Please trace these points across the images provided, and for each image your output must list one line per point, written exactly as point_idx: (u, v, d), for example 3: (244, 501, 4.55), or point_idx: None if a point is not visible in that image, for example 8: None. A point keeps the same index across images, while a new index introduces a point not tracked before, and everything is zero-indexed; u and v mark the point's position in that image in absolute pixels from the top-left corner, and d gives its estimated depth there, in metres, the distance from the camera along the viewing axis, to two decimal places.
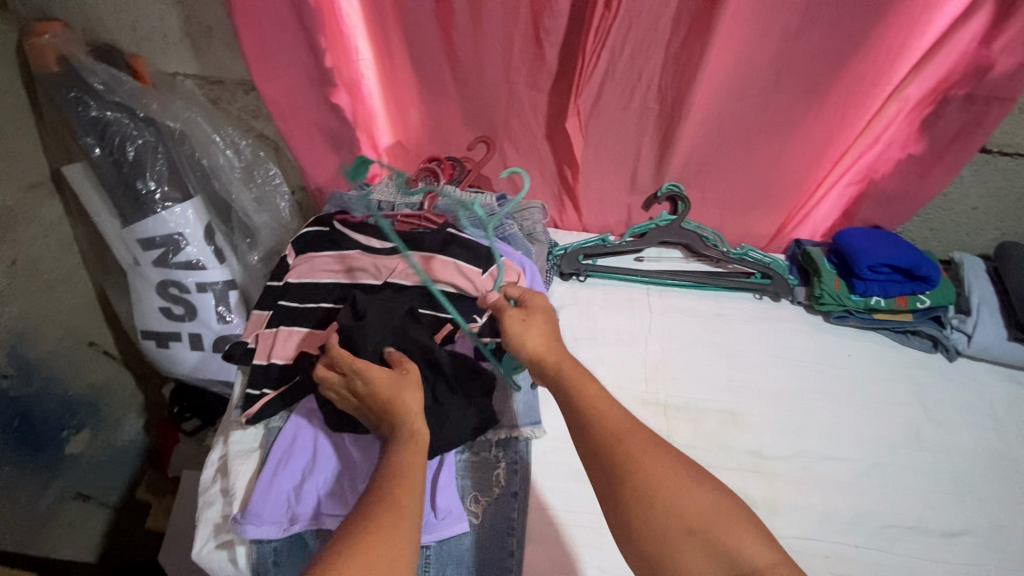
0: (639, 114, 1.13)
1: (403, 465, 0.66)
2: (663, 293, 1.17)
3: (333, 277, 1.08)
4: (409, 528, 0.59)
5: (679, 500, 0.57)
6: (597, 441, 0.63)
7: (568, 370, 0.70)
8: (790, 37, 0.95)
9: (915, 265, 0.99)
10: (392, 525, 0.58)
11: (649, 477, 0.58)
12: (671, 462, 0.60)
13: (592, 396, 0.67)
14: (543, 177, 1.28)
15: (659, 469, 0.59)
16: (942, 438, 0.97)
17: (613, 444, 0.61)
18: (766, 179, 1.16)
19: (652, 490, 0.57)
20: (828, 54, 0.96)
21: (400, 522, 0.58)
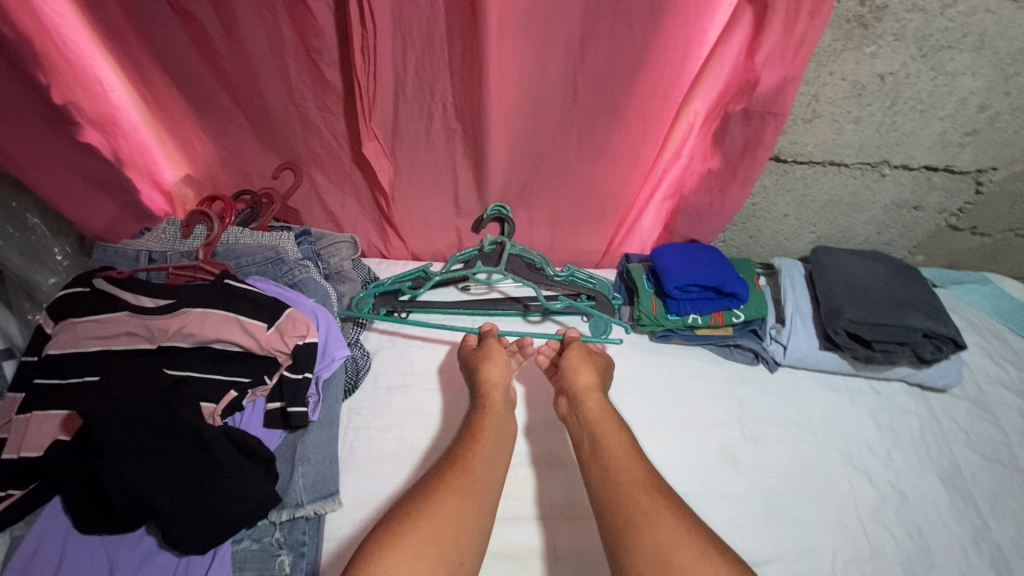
0: (444, 135, 1.04)
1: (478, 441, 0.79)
2: (486, 325, 1.12)
3: (102, 345, 0.94)
4: (472, 495, 0.71)
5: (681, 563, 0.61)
6: (620, 494, 0.71)
7: (600, 419, 0.83)
8: (575, 48, 0.88)
9: (721, 284, 0.95)
10: (461, 491, 0.71)
11: (659, 535, 0.64)
12: (687, 514, 0.67)
13: (621, 452, 0.77)
14: (360, 205, 1.17)
15: (669, 528, 0.65)
16: (757, 457, 0.95)
17: (636, 498, 0.69)
18: (587, 195, 1.10)
19: (675, 537, 0.63)
20: (615, 65, 0.89)
21: (468, 481, 0.73)
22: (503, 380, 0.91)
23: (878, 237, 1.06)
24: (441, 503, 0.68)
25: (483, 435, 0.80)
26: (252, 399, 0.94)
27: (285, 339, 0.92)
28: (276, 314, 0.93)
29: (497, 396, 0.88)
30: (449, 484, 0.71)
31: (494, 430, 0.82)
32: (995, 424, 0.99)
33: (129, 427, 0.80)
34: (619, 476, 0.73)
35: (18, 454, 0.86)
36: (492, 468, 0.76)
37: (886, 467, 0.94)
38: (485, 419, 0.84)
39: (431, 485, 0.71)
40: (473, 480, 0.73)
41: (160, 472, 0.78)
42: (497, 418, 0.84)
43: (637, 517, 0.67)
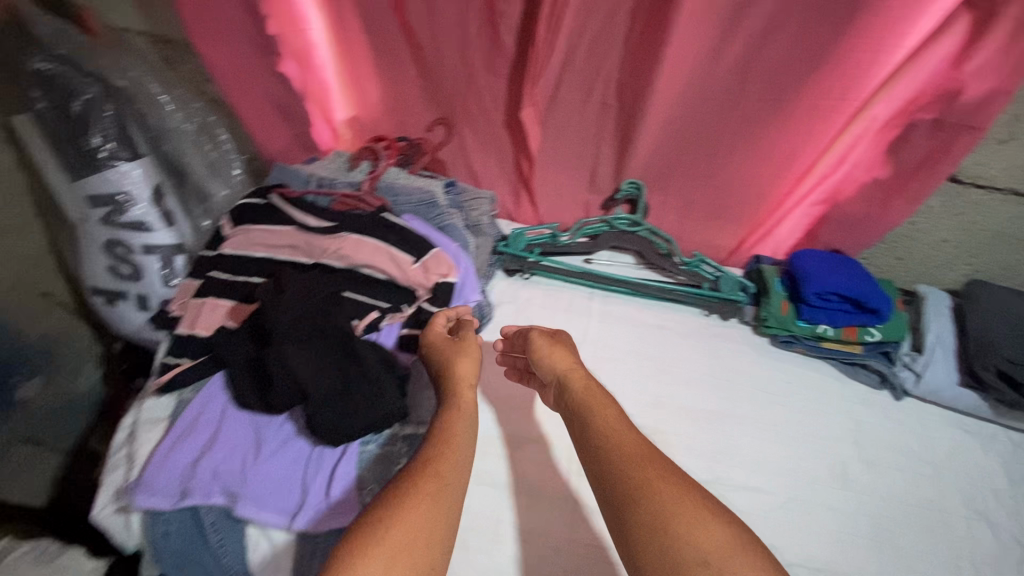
0: (598, 110, 1.07)
1: (448, 437, 0.72)
2: (606, 300, 1.12)
3: (267, 252, 1.05)
4: (443, 503, 0.63)
5: (694, 532, 0.56)
6: (618, 469, 0.65)
7: (586, 399, 0.76)
8: (755, 41, 0.89)
9: (864, 297, 0.94)
10: (431, 496, 0.63)
11: (663, 511, 0.58)
12: (690, 487, 0.61)
13: (614, 426, 0.70)
14: (501, 167, 1.23)
15: (671, 499, 0.59)
16: (870, 479, 0.92)
17: (631, 471, 0.63)
18: (729, 191, 1.09)
19: (689, 513, 0.57)
20: (795, 63, 0.89)
21: (438, 485, 0.65)
22: (469, 380, 0.83)
23: None
24: (411, 509, 0.61)
25: (457, 437, 0.73)
26: (389, 322, 1.01)
27: (428, 275, 1.00)
28: (425, 249, 1.01)
29: (469, 398, 0.81)
30: (420, 490, 0.63)
31: (462, 433, 0.74)
32: None
33: (297, 324, 0.90)
34: (618, 451, 0.67)
35: (191, 330, 1.00)
36: (460, 475, 0.68)
37: (1015, 521, 0.88)
38: (456, 421, 0.75)
39: (400, 488, 0.64)
40: (444, 487, 0.65)
41: (318, 367, 0.88)
42: (466, 424, 0.76)
43: (638, 492, 0.61)
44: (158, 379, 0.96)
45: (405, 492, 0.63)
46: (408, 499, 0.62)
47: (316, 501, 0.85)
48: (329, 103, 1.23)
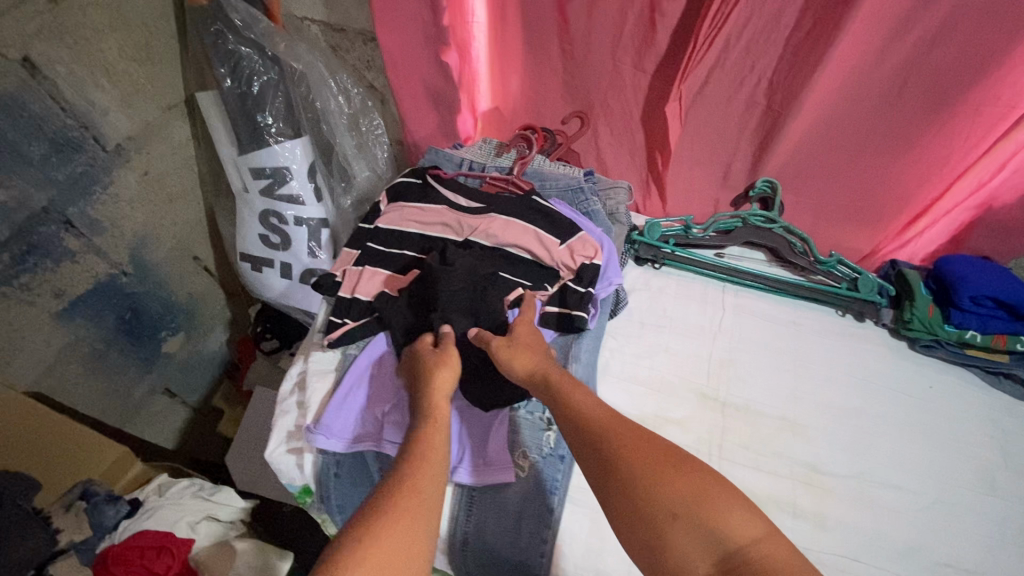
0: (743, 108, 1.10)
1: (424, 444, 0.68)
2: (738, 293, 1.15)
3: (421, 228, 1.13)
4: (427, 508, 0.59)
5: (666, 484, 0.57)
6: (587, 437, 0.64)
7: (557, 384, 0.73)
8: (923, 44, 0.89)
9: (1022, 303, 0.93)
10: (412, 513, 0.57)
11: (638, 471, 0.58)
12: (659, 442, 0.62)
13: (582, 395, 0.69)
14: (633, 160, 1.28)
15: (640, 453, 0.60)
16: (1020, 488, 0.91)
17: (607, 435, 0.63)
18: (871, 194, 1.11)
19: (666, 466, 0.58)
20: (962, 67, 0.89)
21: (419, 501, 0.59)
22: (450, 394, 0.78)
23: None
24: (392, 526, 0.55)
25: (437, 447, 0.68)
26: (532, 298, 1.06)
27: (575, 257, 1.04)
28: (571, 232, 1.06)
29: (448, 407, 0.76)
30: (399, 509, 0.57)
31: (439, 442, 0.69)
32: None
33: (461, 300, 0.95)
34: (579, 421, 0.66)
35: (352, 294, 1.07)
36: (439, 486, 0.63)
37: None
38: (433, 433, 0.70)
39: (375, 507, 0.57)
40: (427, 504, 0.59)
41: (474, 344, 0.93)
42: (440, 430, 0.71)
43: (608, 456, 0.61)
44: (327, 335, 1.04)
45: (387, 501, 0.58)
46: (382, 511, 0.56)
47: (474, 459, 0.92)
48: (476, 93, 1.32)
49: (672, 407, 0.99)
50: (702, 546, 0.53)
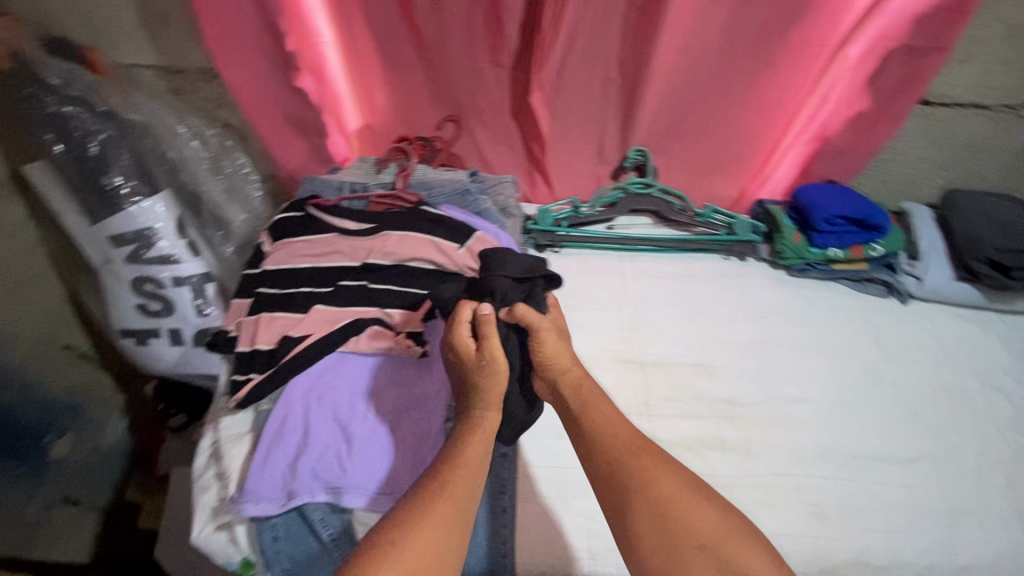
0: (601, 85, 1.16)
1: (467, 450, 0.77)
2: (636, 259, 1.21)
3: (313, 262, 1.08)
4: (461, 512, 0.70)
5: (690, 518, 0.68)
6: (613, 455, 0.74)
7: (586, 399, 0.80)
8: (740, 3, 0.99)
9: (866, 215, 1.06)
10: (446, 516, 0.69)
11: (657, 497, 0.70)
12: (672, 470, 0.73)
13: (609, 411, 0.78)
14: (512, 151, 1.30)
15: (666, 484, 0.71)
16: (898, 374, 1.03)
17: (626, 458, 0.73)
18: (728, 144, 1.21)
19: (673, 492, 0.70)
20: (776, 18, 1.00)
21: (452, 508, 0.70)
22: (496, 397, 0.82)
23: (1010, 180, 1.14)
24: (422, 531, 0.67)
25: (477, 460, 0.76)
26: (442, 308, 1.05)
27: (478, 257, 1.05)
28: (468, 234, 1.07)
29: (493, 417, 0.82)
30: (435, 513, 0.69)
31: (476, 447, 0.78)
32: None
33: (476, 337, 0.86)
34: (603, 437, 0.76)
35: (252, 346, 1.01)
36: (473, 491, 0.73)
37: (1019, 386, 1.02)
38: (473, 444, 0.78)
39: (409, 513, 0.69)
40: (459, 508, 0.71)
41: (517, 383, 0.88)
42: (483, 441, 0.79)
43: (625, 474, 0.72)
44: (232, 397, 0.97)
45: (427, 507, 0.69)
46: (423, 519, 0.68)
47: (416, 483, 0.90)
48: (342, 113, 1.27)
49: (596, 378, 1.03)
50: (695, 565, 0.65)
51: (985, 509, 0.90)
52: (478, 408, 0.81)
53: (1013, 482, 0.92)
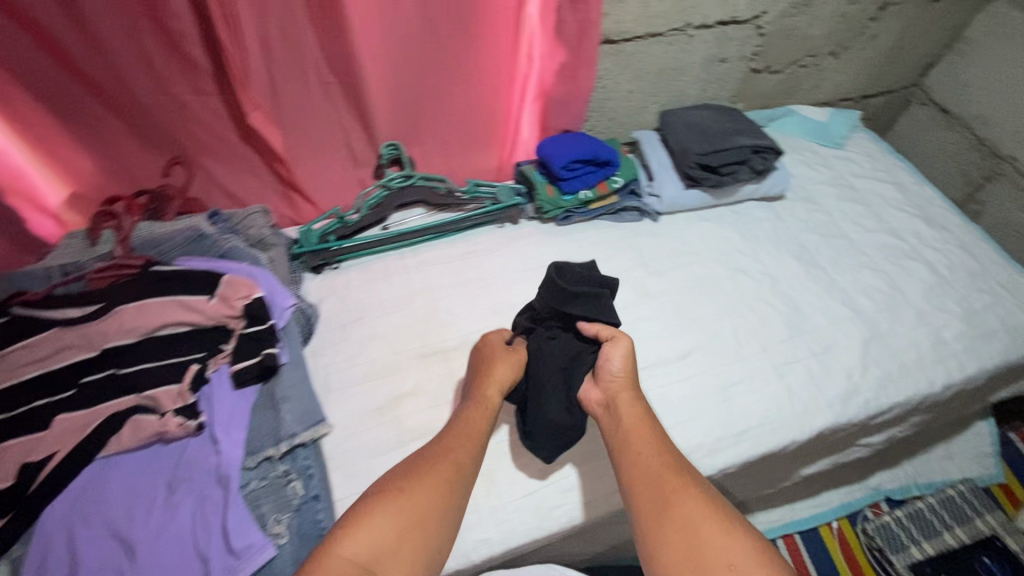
0: (321, 90, 1.12)
1: (468, 424, 0.86)
2: (416, 252, 1.20)
3: (38, 367, 0.90)
4: (458, 478, 0.80)
5: (719, 540, 0.70)
6: (657, 469, 0.79)
7: (635, 424, 0.85)
8: None
9: (596, 154, 1.15)
10: (439, 476, 0.79)
11: (691, 515, 0.73)
12: (664, 454, 0.82)
13: (640, 436, 0.84)
14: (259, 179, 1.21)
15: (692, 506, 0.74)
16: (662, 284, 1.14)
17: (668, 479, 0.78)
18: (470, 119, 1.23)
19: (659, 475, 0.79)
20: None
21: (456, 469, 0.80)
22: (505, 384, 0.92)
23: (705, 92, 1.32)
24: (417, 487, 0.77)
25: (475, 433, 0.85)
26: (215, 370, 0.97)
27: (233, 303, 0.96)
28: (213, 282, 0.98)
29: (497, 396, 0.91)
30: (428, 478, 0.78)
31: (473, 424, 0.86)
32: (824, 211, 1.28)
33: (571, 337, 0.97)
34: (626, 417, 0.87)
35: None
36: (474, 454, 0.84)
37: (755, 262, 1.19)
38: (471, 415, 0.88)
39: (417, 471, 0.79)
40: (460, 471, 0.81)
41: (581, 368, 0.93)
42: (484, 414, 0.88)
43: (628, 447, 0.84)
44: None
45: (422, 471, 0.79)
46: (418, 482, 0.77)
47: (222, 561, 0.81)
48: (34, 188, 1.09)
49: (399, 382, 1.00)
50: (653, 534, 0.73)
51: (747, 375, 1.03)
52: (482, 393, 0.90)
53: (766, 344, 1.07)
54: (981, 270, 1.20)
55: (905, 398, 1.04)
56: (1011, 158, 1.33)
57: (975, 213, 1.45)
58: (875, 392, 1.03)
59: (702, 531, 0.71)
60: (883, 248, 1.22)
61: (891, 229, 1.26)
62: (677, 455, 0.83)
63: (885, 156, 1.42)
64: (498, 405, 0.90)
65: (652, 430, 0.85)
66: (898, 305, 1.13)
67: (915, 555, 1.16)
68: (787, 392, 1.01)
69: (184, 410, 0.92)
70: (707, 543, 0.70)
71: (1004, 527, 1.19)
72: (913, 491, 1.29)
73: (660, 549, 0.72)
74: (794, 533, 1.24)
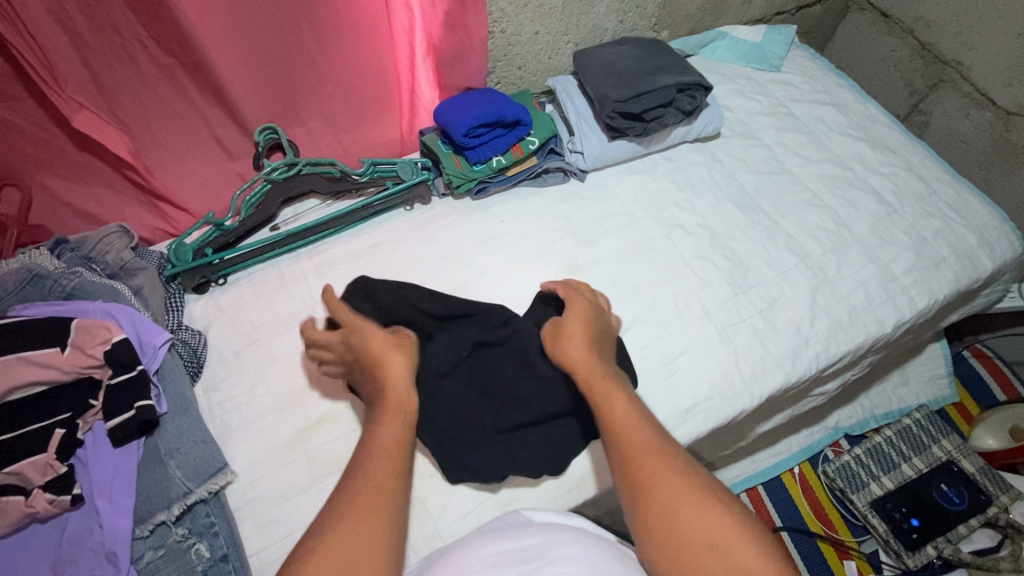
0: (163, 76, 0.92)
1: (387, 439, 0.68)
2: (315, 252, 1.04)
3: None
4: (390, 515, 0.61)
5: (701, 518, 0.61)
6: (636, 443, 0.69)
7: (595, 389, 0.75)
8: None
9: (503, 115, 1.01)
10: (371, 515, 0.60)
11: (673, 493, 0.63)
12: (639, 427, 0.71)
13: (619, 409, 0.72)
14: (117, 192, 1.01)
15: (673, 485, 0.64)
16: (594, 253, 1.03)
17: (649, 457, 0.67)
18: (354, 88, 1.06)
19: (635, 456, 0.67)
20: None
21: (381, 501, 0.62)
22: (410, 384, 0.74)
23: (622, 24, 1.16)
24: (350, 531, 0.59)
25: (395, 459, 0.67)
26: (88, 429, 0.81)
27: (91, 351, 0.81)
28: (61, 331, 0.81)
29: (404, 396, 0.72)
30: (351, 520, 0.59)
31: (394, 438, 0.69)
32: (764, 146, 1.17)
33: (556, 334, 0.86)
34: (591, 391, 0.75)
35: None
36: (403, 484, 0.65)
37: (694, 214, 1.08)
38: (391, 431, 0.69)
39: (339, 509, 0.61)
40: (392, 512, 0.62)
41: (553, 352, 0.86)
42: (401, 426, 0.70)
43: (603, 428, 0.72)
44: None
45: (339, 516, 0.60)
46: (343, 527, 0.59)
47: None
48: None
49: (308, 408, 0.89)
50: (637, 521, 0.64)
51: (691, 344, 0.94)
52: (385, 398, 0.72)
53: (708, 307, 0.98)
54: (927, 191, 1.13)
55: (856, 344, 0.98)
56: (955, 62, 1.23)
57: (920, 124, 1.36)
58: (825, 343, 0.97)
59: (680, 511, 0.62)
60: (827, 180, 1.13)
61: (834, 157, 1.16)
62: (654, 425, 0.72)
63: (825, 74, 1.30)
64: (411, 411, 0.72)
65: (625, 400, 0.73)
66: (844, 242, 1.05)
67: (876, 491, 1.13)
68: (734, 357, 0.93)
69: (54, 485, 0.75)
70: (685, 527, 0.61)
71: (959, 450, 1.17)
72: (872, 424, 1.27)
73: (645, 539, 0.63)
74: (756, 484, 1.22)
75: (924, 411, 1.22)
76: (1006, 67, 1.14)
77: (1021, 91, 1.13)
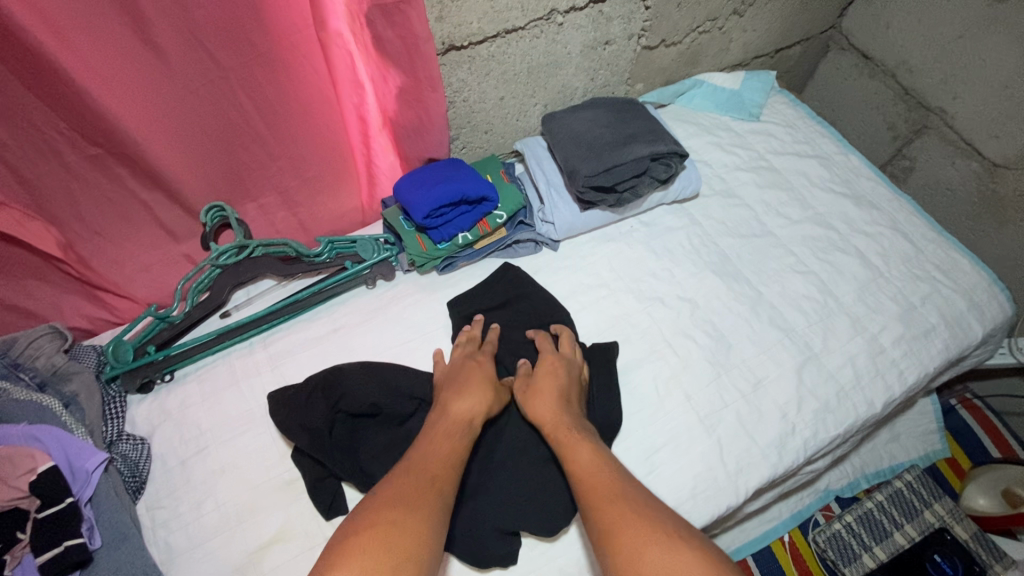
0: (95, 166, 0.84)
1: (437, 442, 0.74)
2: (268, 341, 0.97)
3: None
4: (435, 503, 0.65)
5: (666, 558, 0.57)
6: (597, 494, 0.67)
7: (561, 436, 0.76)
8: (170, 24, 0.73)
9: (466, 194, 0.94)
10: (421, 497, 0.65)
11: (633, 541, 0.60)
12: (601, 476, 0.69)
13: (581, 463, 0.72)
14: (51, 283, 0.93)
15: (635, 528, 0.61)
16: None
17: (609, 509, 0.65)
18: (307, 162, 0.99)
19: (599, 505, 0.66)
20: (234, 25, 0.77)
21: (430, 490, 0.66)
22: (478, 404, 0.80)
23: (594, 82, 1.10)
24: (402, 512, 0.62)
25: (441, 455, 0.72)
26: (15, 564, 0.72)
27: (14, 483, 0.74)
28: None
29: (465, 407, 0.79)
30: (404, 501, 0.64)
31: (443, 442, 0.74)
32: (745, 205, 1.12)
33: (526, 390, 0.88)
34: (558, 446, 0.75)
35: None
36: (449, 478, 0.70)
37: (673, 285, 1.02)
38: (440, 439, 0.74)
39: (392, 492, 0.65)
40: (440, 497, 0.66)
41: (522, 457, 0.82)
42: (454, 442, 0.74)
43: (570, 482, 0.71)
44: None
45: (388, 498, 0.64)
46: (396, 506, 0.63)
47: None
48: None
49: (261, 525, 0.82)
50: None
51: (673, 435, 0.89)
52: (453, 404, 0.79)
53: (690, 392, 0.92)
54: (915, 252, 1.08)
55: (845, 428, 0.93)
56: (939, 110, 1.18)
57: (905, 169, 1.31)
58: (813, 428, 0.92)
59: (643, 557, 0.58)
60: (811, 242, 1.08)
61: (817, 216, 1.11)
62: (619, 472, 0.70)
63: (806, 122, 1.25)
64: (465, 434, 0.76)
65: (588, 449, 0.73)
66: (831, 313, 1.00)
67: (868, 564, 1.09)
68: (717, 449, 0.88)
69: None
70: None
71: (952, 515, 1.13)
72: (862, 485, 1.22)
73: None
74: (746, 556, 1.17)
75: (916, 473, 1.18)
76: (993, 117, 1.09)
77: (1010, 144, 1.08)
